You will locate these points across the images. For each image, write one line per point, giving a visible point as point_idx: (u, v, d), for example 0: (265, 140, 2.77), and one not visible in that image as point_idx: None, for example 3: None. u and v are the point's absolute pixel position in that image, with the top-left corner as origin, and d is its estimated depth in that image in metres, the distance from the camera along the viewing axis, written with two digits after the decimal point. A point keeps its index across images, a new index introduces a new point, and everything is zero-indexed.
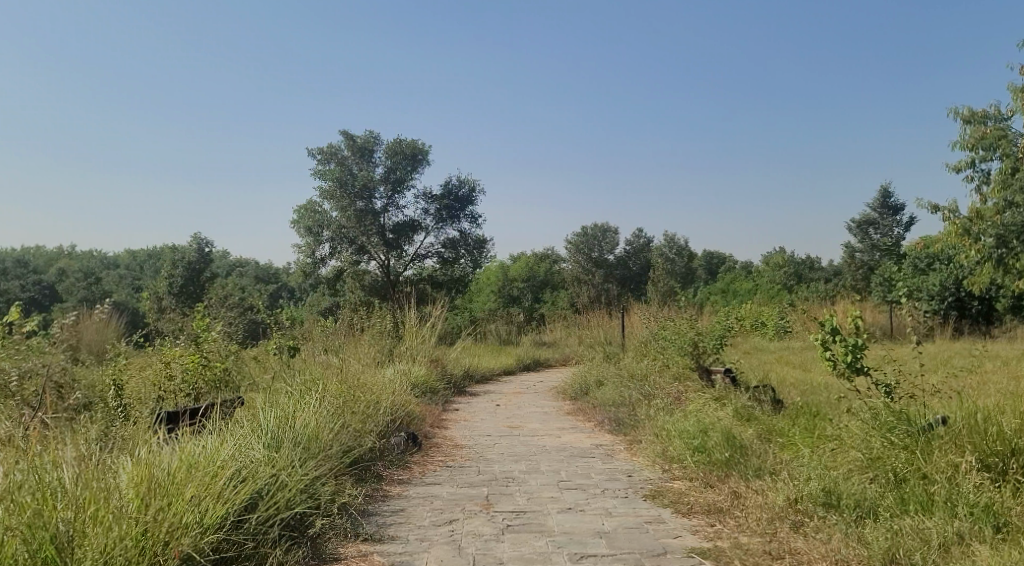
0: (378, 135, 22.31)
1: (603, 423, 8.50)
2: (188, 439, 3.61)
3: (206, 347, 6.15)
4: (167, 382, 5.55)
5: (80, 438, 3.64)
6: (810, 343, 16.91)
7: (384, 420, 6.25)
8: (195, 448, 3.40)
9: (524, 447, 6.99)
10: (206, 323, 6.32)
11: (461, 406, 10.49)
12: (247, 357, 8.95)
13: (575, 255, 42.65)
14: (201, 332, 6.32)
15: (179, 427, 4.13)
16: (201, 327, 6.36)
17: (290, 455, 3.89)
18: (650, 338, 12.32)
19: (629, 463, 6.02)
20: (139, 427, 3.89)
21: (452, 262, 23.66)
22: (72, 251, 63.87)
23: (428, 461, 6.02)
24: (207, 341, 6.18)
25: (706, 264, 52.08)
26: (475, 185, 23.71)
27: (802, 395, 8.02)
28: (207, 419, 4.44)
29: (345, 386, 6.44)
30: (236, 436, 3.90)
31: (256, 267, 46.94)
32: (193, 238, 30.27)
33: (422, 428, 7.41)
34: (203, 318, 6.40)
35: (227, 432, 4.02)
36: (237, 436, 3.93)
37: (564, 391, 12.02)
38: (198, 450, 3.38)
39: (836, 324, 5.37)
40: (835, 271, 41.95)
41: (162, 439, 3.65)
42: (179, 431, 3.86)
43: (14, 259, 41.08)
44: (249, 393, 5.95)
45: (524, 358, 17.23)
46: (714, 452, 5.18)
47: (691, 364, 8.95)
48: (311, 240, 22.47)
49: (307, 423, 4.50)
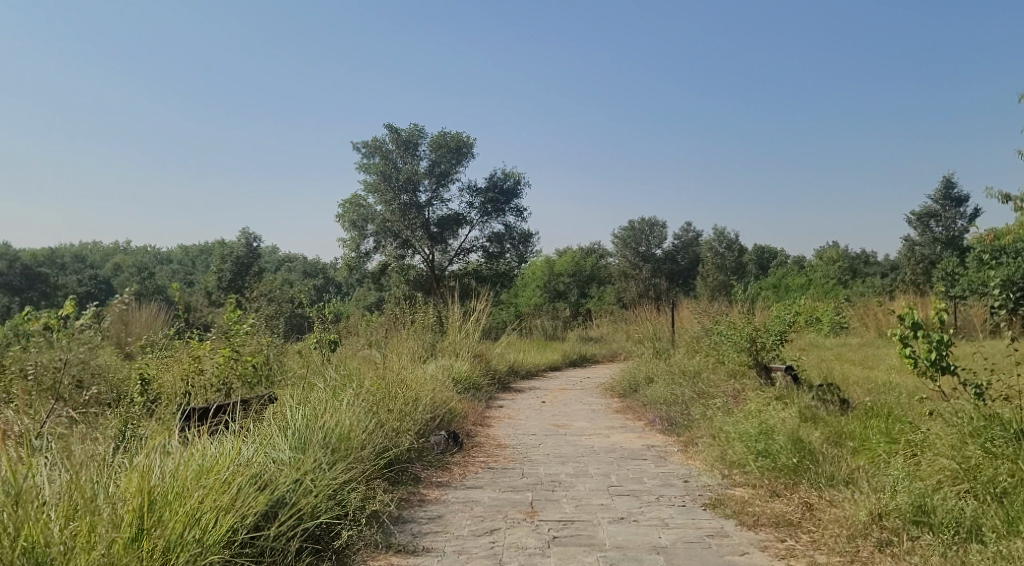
0: (423, 127, 22.09)
1: (654, 422, 8.06)
2: (203, 439, 3.34)
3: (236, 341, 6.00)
4: (197, 377, 5.39)
5: (92, 441, 3.41)
6: (871, 341, 16.11)
7: (422, 418, 5.94)
8: (208, 450, 3.12)
9: (572, 447, 6.60)
10: (236, 316, 6.18)
11: (506, 403, 10.18)
12: (288, 351, 8.76)
13: (622, 249, 42.02)
14: (230, 325, 6.17)
15: (200, 426, 3.87)
16: (231, 320, 6.21)
17: (317, 455, 3.61)
18: (702, 334, 11.80)
19: (686, 467, 5.59)
20: (156, 425, 3.64)
21: (497, 256, 23.38)
22: (128, 247, 65.59)
23: (470, 462, 5.68)
24: (236, 334, 6.03)
25: (757, 259, 50.83)
26: (520, 177, 23.35)
27: (870, 395, 7.46)
28: (230, 417, 4.17)
29: (382, 381, 6.20)
30: (257, 436, 3.62)
31: (303, 262, 47.44)
32: (242, 233, 30.61)
33: (463, 426, 7.10)
34: (233, 312, 6.26)
35: (251, 431, 3.74)
36: (259, 437, 3.66)
37: (612, 388, 11.61)
38: (213, 452, 3.11)
39: (918, 318, 4.82)
40: (893, 265, 40.45)
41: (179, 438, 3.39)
42: (198, 432, 3.60)
43: (72, 255, 42.24)
44: (282, 389, 5.72)
45: (570, 354, 16.84)
46: (780, 457, 4.70)
47: (749, 360, 8.46)
48: (355, 234, 22.43)
49: (338, 421, 4.23)
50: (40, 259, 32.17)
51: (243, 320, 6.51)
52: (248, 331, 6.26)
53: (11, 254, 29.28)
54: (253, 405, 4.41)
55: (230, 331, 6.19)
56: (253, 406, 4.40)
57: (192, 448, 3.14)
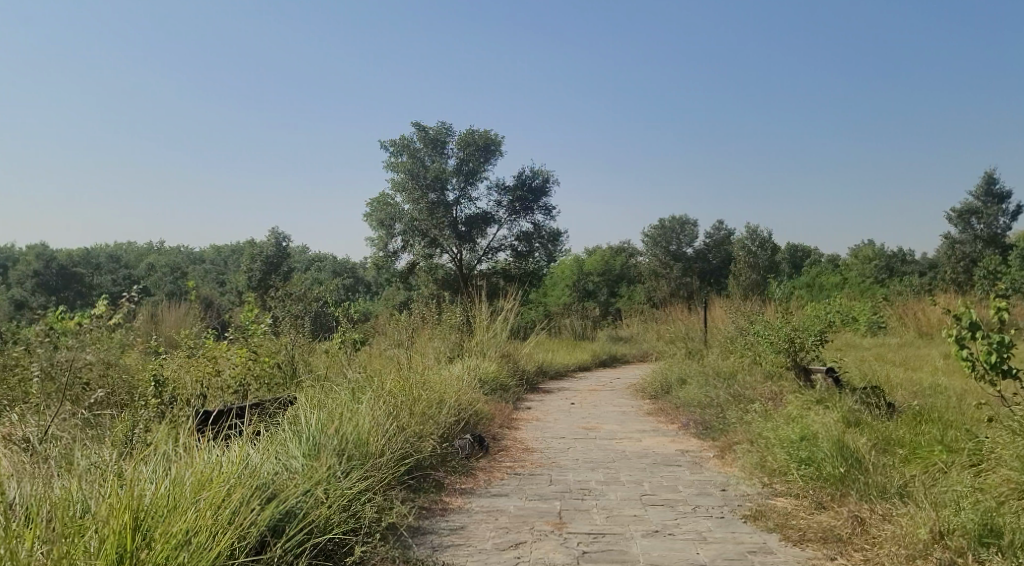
0: (451, 125, 21.98)
1: (688, 426, 7.77)
2: (207, 448, 3.17)
3: (253, 343, 5.87)
4: (213, 378, 5.25)
5: (94, 454, 3.26)
6: (912, 341, 15.56)
7: (446, 421, 5.74)
8: (209, 460, 2.94)
9: (602, 452, 6.35)
10: (256, 318, 6.05)
11: (534, 405, 9.95)
12: (312, 350, 8.62)
13: (652, 248, 41.55)
14: (249, 327, 6.04)
15: (210, 432, 3.70)
16: (249, 322, 6.08)
17: (330, 462, 3.42)
18: (737, 335, 11.44)
19: (723, 475, 5.30)
20: (163, 431, 3.49)
21: (525, 255, 23.20)
22: (162, 247, 66.66)
23: (496, 467, 5.46)
24: (254, 337, 5.90)
25: (790, 257, 49.91)
26: (549, 175, 23.09)
27: (917, 399, 7.08)
28: (242, 421, 4.00)
29: (405, 381, 6.01)
30: (267, 444, 3.45)
31: (333, 262, 47.75)
32: (272, 233, 30.85)
33: (490, 429, 6.88)
34: (252, 313, 6.12)
35: (260, 438, 3.57)
36: (270, 444, 3.49)
37: (643, 389, 11.31)
38: (215, 461, 2.93)
39: (977, 318, 4.45)
40: (931, 263, 39.39)
41: (185, 446, 3.23)
42: (205, 439, 3.43)
43: (108, 256, 42.99)
44: (300, 391, 5.55)
45: (599, 354, 16.55)
46: (824, 466, 4.38)
47: (787, 361, 8.11)
48: (383, 233, 22.36)
49: (355, 426, 4.05)
50: (77, 257, 32.78)
51: (263, 321, 6.40)
52: (265, 334, 6.13)
53: (48, 253, 29.82)
54: (269, 408, 4.25)
55: (249, 334, 6.07)
56: (269, 409, 4.24)
57: (193, 457, 2.97)
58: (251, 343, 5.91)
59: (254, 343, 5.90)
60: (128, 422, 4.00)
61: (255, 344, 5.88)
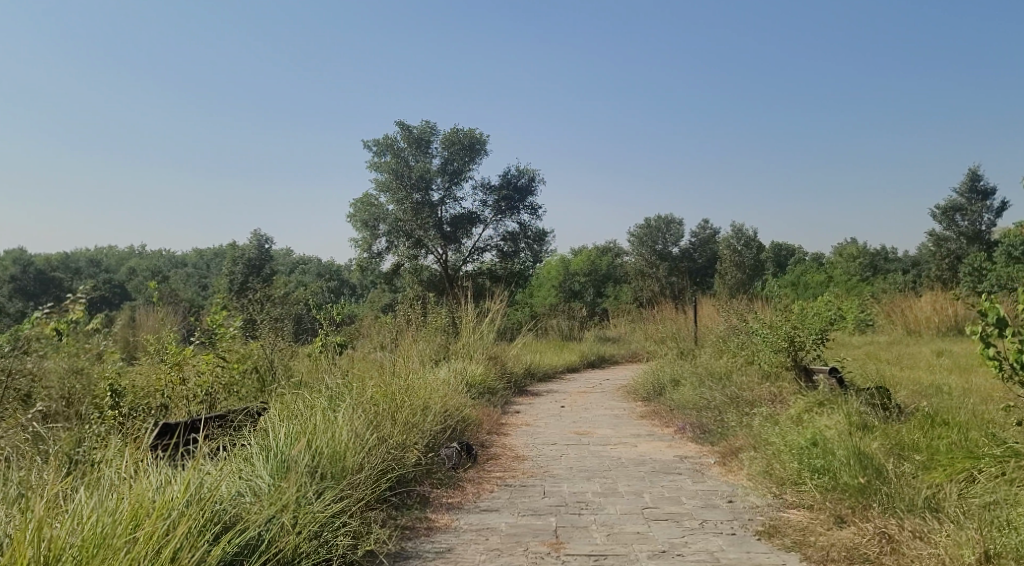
0: (435, 124, 21.63)
1: (685, 430, 7.45)
2: (158, 471, 2.81)
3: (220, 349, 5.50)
4: (177, 387, 4.85)
5: (31, 478, 2.90)
6: (903, 339, 15.34)
7: (432, 430, 5.37)
8: (155, 484, 2.59)
9: (597, 459, 5.99)
10: (223, 321, 5.65)
11: (523, 408, 9.60)
12: (292, 355, 8.23)
13: (639, 248, 41.55)
14: (215, 331, 5.64)
15: (166, 450, 3.34)
16: (215, 325, 5.68)
17: (301, 482, 3.07)
18: (730, 335, 11.13)
19: (728, 483, 4.96)
20: (113, 448, 3.12)
21: (511, 255, 22.93)
22: (144, 250, 65.88)
23: (486, 478, 5.11)
24: (221, 343, 5.52)
25: (775, 256, 49.87)
26: (535, 174, 22.77)
27: (923, 399, 6.78)
28: (205, 436, 3.63)
29: (388, 388, 5.63)
30: (228, 462, 3.09)
31: (318, 265, 47.29)
32: (254, 235, 30.39)
33: (478, 435, 6.53)
34: (220, 315, 5.72)
35: (222, 457, 3.21)
36: (232, 463, 3.13)
37: (635, 391, 11.00)
38: (161, 487, 2.57)
39: (1004, 314, 4.14)
40: (913, 262, 39.48)
41: (131, 468, 2.87)
42: (159, 461, 3.07)
43: (88, 260, 42.37)
44: (274, 398, 5.16)
45: (588, 354, 16.24)
46: (841, 476, 4.06)
47: (786, 361, 7.78)
48: (367, 234, 21.92)
49: (330, 438, 3.69)
50: (55, 261, 32.26)
51: (231, 323, 6.01)
52: (234, 336, 5.74)
53: (25, 258, 29.33)
54: (234, 418, 3.89)
55: (216, 338, 5.66)
56: (235, 419, 3.89)
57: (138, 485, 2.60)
58: (219, 348, 5.53)
59: (222, 348, 5.52)
60: (74, 438, 3.61)
61: (222, 350, 5.51)
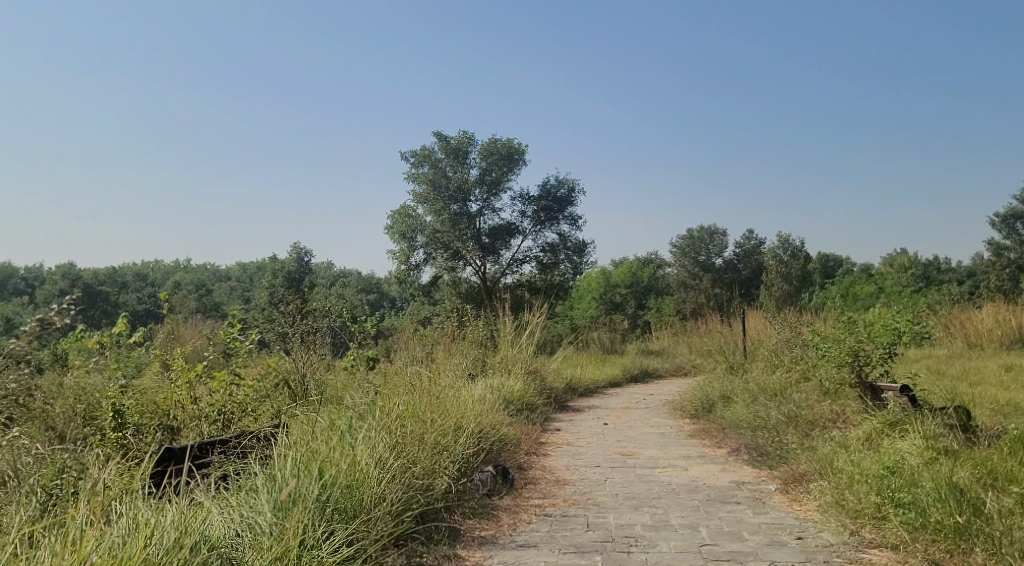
0: (473, 135, 21.39)
1: (740, 453, 6.87)
2: (139, 520, 2.45)
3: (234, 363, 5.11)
4: (188, 406, 4.49)
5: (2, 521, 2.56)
6: (967, 353, 14.43)
7: (464, 452, 4.95)
8: (127, 542, 2.24)
9: (645, 485, 5.48)
10: (239, 334, 5.23)
11: (564, 426, 9.10)
12: (322, 370, 7.89)
13: (681, 259, 41.33)
14: (229, 344, 5.19)
15: (163, 487, 2.98)
16: (229, 337, 5.23)
17: (306, 528, 2.69)
18: (784, 348, 10.47)
19: (795, 516, 4.42)
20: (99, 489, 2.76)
21: (551, 267, 22.57)
22: (189, 265, 67.17)
23: (523, 507, 4.66)
24: (235, 357, 5.11)
25: (822, 266, 48.30)
26: (575, 184, 22.33)
27: (1006, 419, 6.10)
28: (209, 466, 3.27)
29: (416, 406, 5.22)
30: (225, 507, 2.73)
31: (359, 277, 47.46)
32: (294, 248, 30.56)
33: (516, 457, 6.09)
34: (235, 328, 5.29)
35: (221, 497, 2.85)
36: (228, 506, 2.77)
37: (681, 407, 10.41)
38: (134, 545, 2.22)
39: None
40: (968, 273, 37.89)
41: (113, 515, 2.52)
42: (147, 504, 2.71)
43: (135, 275, 43.27)
44: (292, 417, 4.78)
45: (630, 368, 15.67)
46: (932, 513, 3.52)
47: (850, 376, 7.13)
48: (405, 246, 21.68)
49: (347, 465, 3.31)
50: (102, 272, 32.88)
51: (248, 338, 5.62)
52: (250, 352, 5.33)
53: (75, 273, 30.05)
54: (234, 441, 3.48)
55: (231, 353, 5.23)
56: (240, 443, 3.49)
57: (109, 541, 2.24)
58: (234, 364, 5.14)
59: (235, 364, 5.12)
60: (53, 471, 3.21)
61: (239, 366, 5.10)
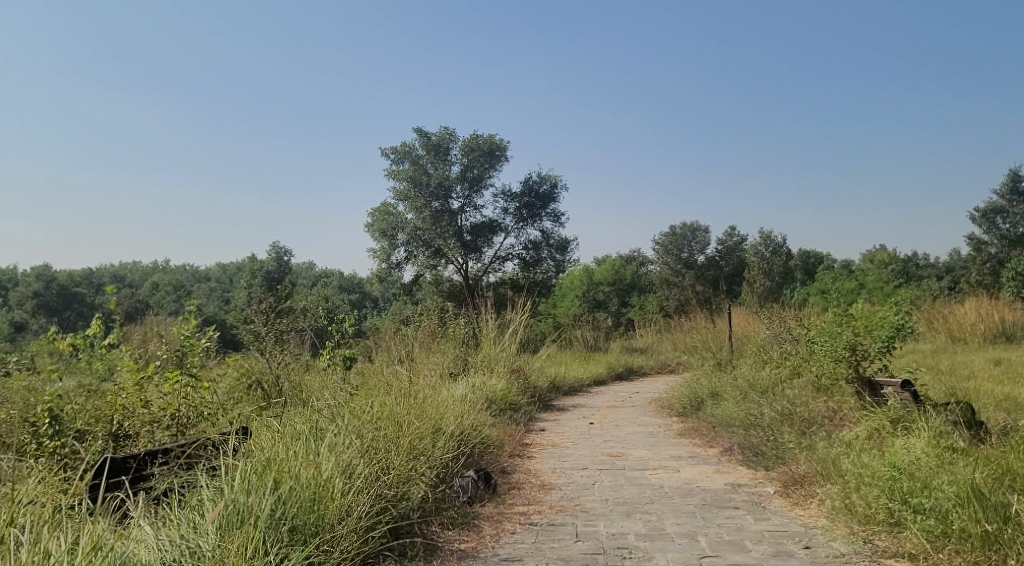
0: (454, 131, 21.04)
1: (734, 453, 6.56)
2: (49, 549, 2.08)
3: (189, 367, 4.55)
4: (138, 410, 4.08)
5: None
6: (954, 348, 14.23)
7: (443, 457, 4.59)
8: None
9: (636, 489, 5.16)
10: (195, 331, 4.64)
11: (548, 426, 8.76)
12: (297, 371, 7.48)
13: (664, 256, 41.20)
14: (184, 342, 4.59)
15: (91, 513, 2.60)
16: (183, 336, 4.65)
17: (252, 553, 2.35)
18: (773, 344, 10.18)
19: (800, 522, 4.11)
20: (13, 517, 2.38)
21: (533, 265, 22.30)
22: (166, 266, 66.23)
23: (506, 515, 4.32)
24: (189, 358, 4.53)
25: (803, 264, 48.35)
26: (557, 181, 22.03)
27: (1010, 415, 5.82)
28: (150, 484, 2.88)
29: (391, 408, 4.86)
30: (157, 532, 2.38)
31: (340, 277, 46.96)
32: (274, 248, 30.12)
33: (498, 460, 5.74)
34: (189, 325, 4.69)
35: (156, 521, 2.49)
36: (162, 532, 2.41)
37: (669, 405, 10.11)
38: None
39: None
40: (947, 268, 38.02)
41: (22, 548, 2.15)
42: (66, 533, 2.34)
43: (112, 276, 42.46)
44: (255, 421, 4.38)
45: (615, 366, 15.38)
46: (955, 520, 3.25)
47: (847, 372, 6.80)
48: (386, 244, 21.27)
49: (308, 475, 2.96)
50: (77, 273, 32.19)
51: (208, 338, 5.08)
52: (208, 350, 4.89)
53: (48, 274, 29.31)
54: (178, 449, 3.07)
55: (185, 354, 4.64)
56: (185, 451, 3.09)
57: None
58: (189, 366, 4.57)
59: (190, 366, 4.54)
60: None
61: (194, 368, 4.54)
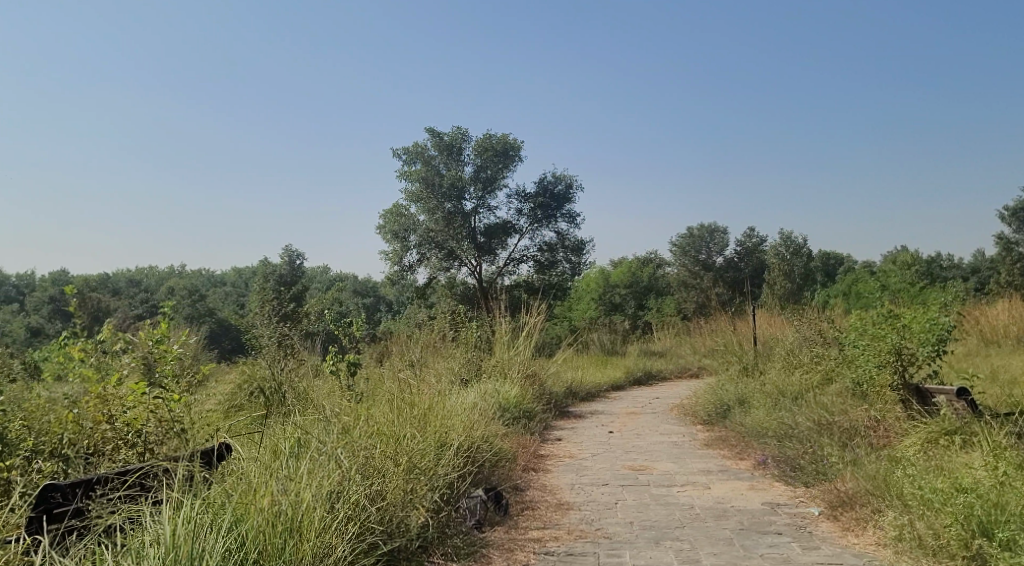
0: (467, 130, 20.59)
1: (768, 467, 6.00)
2: None
3: (159, 377, 4.08)
4: (100, 426, 3.63)
5: None
6: (991, 350, 13.54)
7: (447, 476, 4.11)
8: None
9: (663, 509, 4.64)
10: (164, 336, 4.17)
11: (565, 436, 8.23)
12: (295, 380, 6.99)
13: (681, 258, 40.56)
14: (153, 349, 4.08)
15: None
16: (152, 341, 4.12)
17: None
18: (803, 346, 9.56)
19: (855, 553, 3.58)
20: None
21: (549, 267, 21.80)
22: (183, 271, 66.35)
23: (519, 542, 3.82)
24: (159, 367, 4.04)
25: (824, 266, 47.42)
26: (573, 181, 21.51)
27: None
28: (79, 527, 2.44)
29: (388, 421, 4.38)
30: None
31: (354, 281, 46.54)
32: (287, 252, 29.82)
33: (511, 476, 5.23)
34: (158, 329, 4.18)
35: None
36: None
37: (693, 412, 9.53)
38: None
39: None
40: (973, 269, 37.10)
41: None
42: None
43: (127, 281, 42.32)
44: (234, 438, 3.90)
45: (634, 370, 14.82)
46: None
47: (892, 379, 6.16)
48: (398, 246, 20.83)
49: (282, 508, 2.55)
50: (94, 279, 32.04)
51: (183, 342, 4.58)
52: (185, 355, 4.43)
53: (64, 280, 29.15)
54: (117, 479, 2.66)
55: (154, 361, 4.18)
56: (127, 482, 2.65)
57: None
58: (159, 377, 4.08)
59: (160, 376, 4.05)
60: None
61: (165, 380, 4.05)
